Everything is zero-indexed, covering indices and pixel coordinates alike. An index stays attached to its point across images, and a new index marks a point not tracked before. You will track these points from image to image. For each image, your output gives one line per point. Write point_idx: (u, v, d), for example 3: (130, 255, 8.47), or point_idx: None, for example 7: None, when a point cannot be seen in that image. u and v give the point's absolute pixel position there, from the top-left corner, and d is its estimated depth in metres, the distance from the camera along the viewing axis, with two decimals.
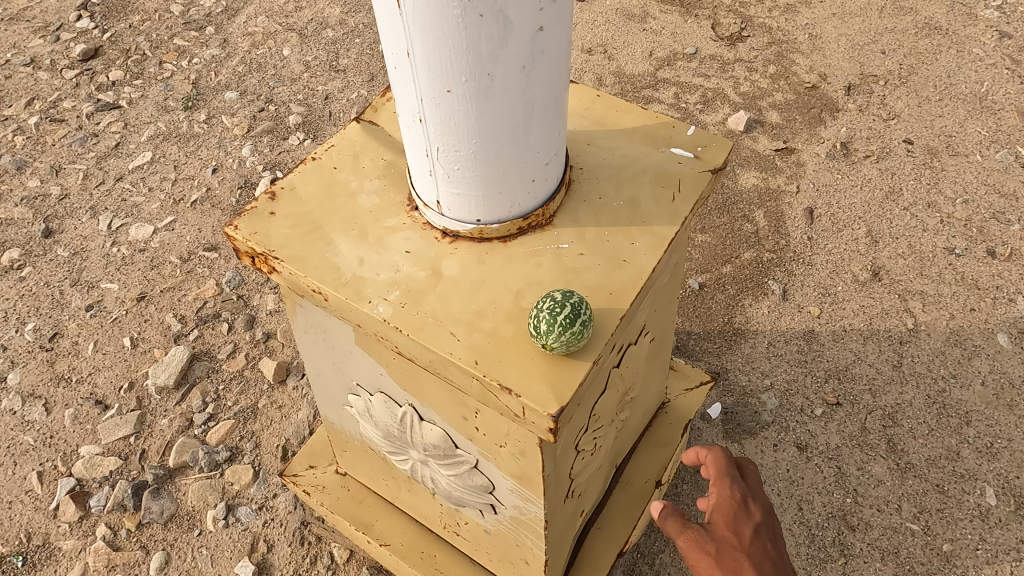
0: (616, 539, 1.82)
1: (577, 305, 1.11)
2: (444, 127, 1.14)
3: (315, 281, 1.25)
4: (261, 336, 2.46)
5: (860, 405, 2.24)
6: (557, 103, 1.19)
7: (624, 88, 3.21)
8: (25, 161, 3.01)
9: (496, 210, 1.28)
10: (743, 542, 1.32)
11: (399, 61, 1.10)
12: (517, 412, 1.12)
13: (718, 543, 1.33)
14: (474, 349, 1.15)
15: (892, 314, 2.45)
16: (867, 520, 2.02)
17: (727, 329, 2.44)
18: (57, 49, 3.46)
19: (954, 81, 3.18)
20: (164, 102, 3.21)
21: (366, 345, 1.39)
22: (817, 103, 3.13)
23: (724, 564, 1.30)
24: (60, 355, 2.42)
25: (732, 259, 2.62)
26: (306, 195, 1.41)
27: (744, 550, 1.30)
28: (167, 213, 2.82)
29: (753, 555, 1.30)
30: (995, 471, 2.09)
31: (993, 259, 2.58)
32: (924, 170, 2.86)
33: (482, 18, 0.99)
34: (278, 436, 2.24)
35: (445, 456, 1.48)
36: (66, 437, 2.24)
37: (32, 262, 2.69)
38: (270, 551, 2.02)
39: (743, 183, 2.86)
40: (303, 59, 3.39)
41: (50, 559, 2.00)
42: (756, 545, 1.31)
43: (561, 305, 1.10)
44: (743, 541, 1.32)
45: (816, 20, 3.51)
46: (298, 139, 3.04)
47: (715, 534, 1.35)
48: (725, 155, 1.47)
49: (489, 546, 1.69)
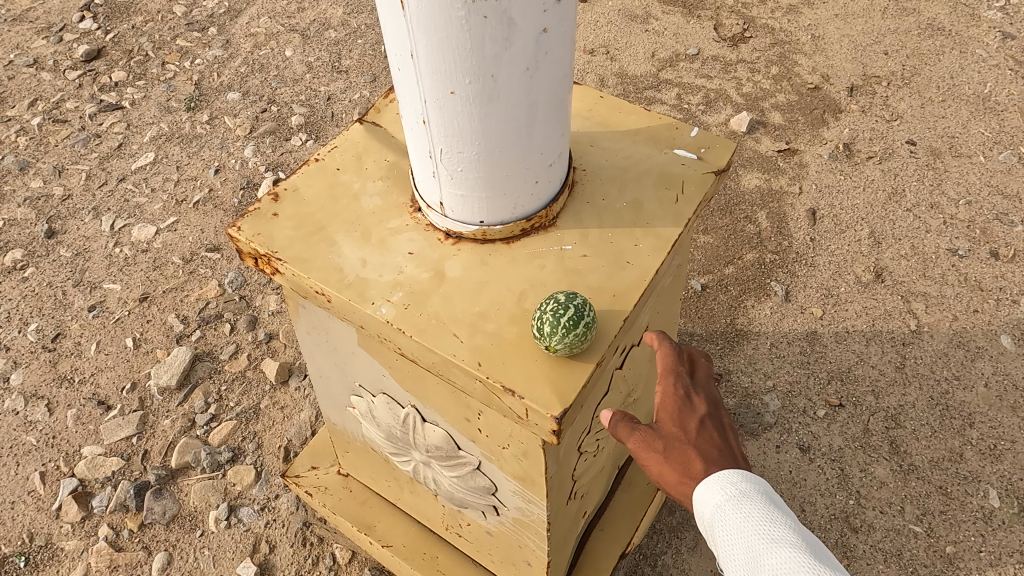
0: (618, 541, 1.82)
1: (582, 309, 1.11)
2: (448, 128, 1.14)
3: (318, 282, 1.25)
4: (263, 337, 2.46)
5: (862, 406, 2.24)
6: (560, 104, 1.19)
7: (626, 88, 3.20)
8: (28, 162, 3.01)
9: (499, 212, 1.27)
10: (695, 437, 1.19)
11: (403, 63, 1.10)
12: (520, 414, 1.12)
13: (670, 442, 1.19)
14: (477, 351, 1.15)
15: (895, 315, 2.45)
16: (870, 522, 2.01)
17: (729, 331, 2.44)
18: (60, 49, 3.47)
19: (957, 82, 3.18)
20: (167, 103, 3.21)
21: (368, 347, 1.40)
22: (820, 104, 3.12)
23: (676, 463, 1.17)
24: (62, 355, 2.43)
25: (734, 260, 2.62)
26: (309, 196, 1.41)
27: (696, 444, 1.18)
28: (170, 213, 2.82)
29: (707, 450, 1.18)
30: (998, 473, 2.09)
31: (996, 260, 2.58)
32: (926, 171, 2.86)
33: (486, 20, 0.99)
34: (280, 437, 2.24)
35: (447, 457, 1.48)
36: (69, 437, 2.24)
37: (35, 262, 2.69)
38: (272, 552, 2.02)
39: (746, 184, 2.85)
40: (305, 60, 3.39)
41: (52, 560, 2.01)
42: (706, 440, 1.19)
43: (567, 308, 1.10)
44: (695, 438, 1.19)
45: (819, 20, 3.51)
46: (300, 140, 3.04)
47: (665, 430, 1.20)
48: (729, 156, 1.47)
49: (491, 548, 1.69)
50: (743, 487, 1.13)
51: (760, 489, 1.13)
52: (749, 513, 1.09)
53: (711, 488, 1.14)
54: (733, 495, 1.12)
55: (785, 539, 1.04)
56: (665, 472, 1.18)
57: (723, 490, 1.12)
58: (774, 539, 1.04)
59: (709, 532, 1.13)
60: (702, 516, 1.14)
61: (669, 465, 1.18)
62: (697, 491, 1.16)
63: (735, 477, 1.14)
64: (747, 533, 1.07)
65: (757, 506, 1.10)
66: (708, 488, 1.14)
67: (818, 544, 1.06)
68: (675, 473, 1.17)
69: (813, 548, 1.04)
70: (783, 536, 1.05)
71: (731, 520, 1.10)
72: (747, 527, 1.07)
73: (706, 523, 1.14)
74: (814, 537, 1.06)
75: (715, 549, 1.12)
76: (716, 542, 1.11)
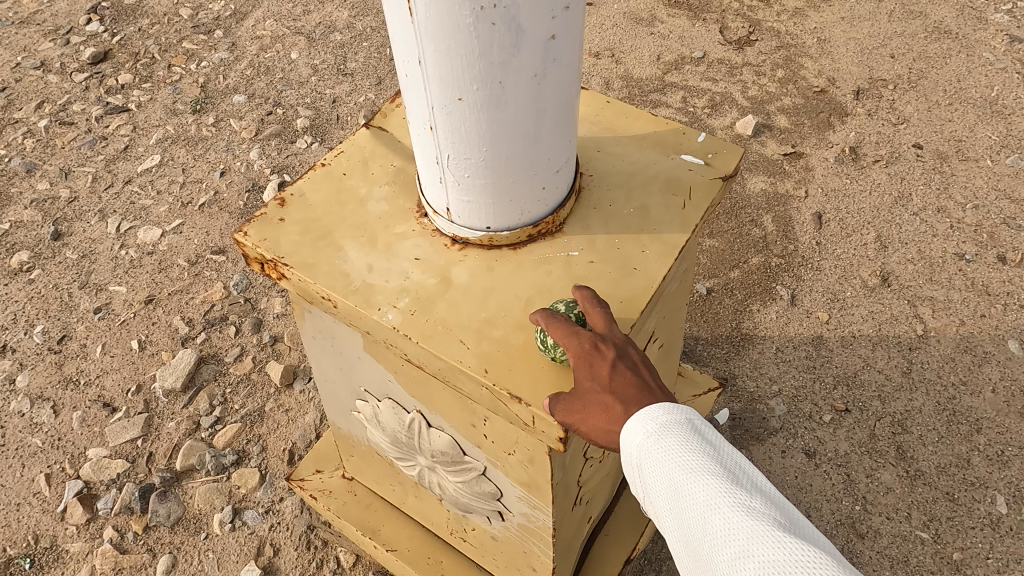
0: (623, 546, 1.81)
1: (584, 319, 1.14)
2: (455, 135, 1.14)
3: (324, 288, 1.25)
4: (268, 339, 2.46)
5: (869, 411, 2.23)
6: (567, 110, 1.18)
7: (632, 91, 3.20)
8: (35, 164, 3.02)
9: (506, 218, 1.27)
10: (613, 387, 1.02)
11: (410, 69, 1.10)
12: (527, 421, 1.12)
13: (590, 401, 1.03)
14: (483, 357, 1.15)
15: (902, 320, 2.44)
16: (876, 528, 2.00)
17: (734, 335, 2.43)
18: (67, 52, 3.47)
19: (964, 85, 3.16)
20: (173, 105, 3.22)
21: (374, 352, 1.39)
22: (826, 107, 3.11)
23: (601, 423, 1.01)
24: (68, 357, 2.43)
25: (740, 264, 2.61)
26: (316, 202, 1.41)
27: (616, 394, 1.02)
28: (175, 216, 2.83)
29: (630, 396, 1.01)
30: (1006, 479, 2.07)
31: (1004, 264, 2.56)
32: (934, 174, 2.84)
33: (494, 27, 0.99)
34: (284, 440, 2.24)
35: (452, 462, 1.48)
36: (74, 439, 2.24)
37: (42, 264, 2.70)
38: (276, 555, 2.02)
39: (752, 187, 2.84)
40: (311, 62, 3.40)
41: (57, 562, 2.01)
42: (625, 384, 1.02)
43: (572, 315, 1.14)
44: (614, 387, 1.02)
45: (825, 23, 3.50)
46: (305, 142, 3.04)
47: (581, 390, 1.04)
48: (736, 162, 1.47)
49: (496, 553, 1.69)
50: (665, 422, 0.98)
51: (683, 415, 0.99)
52: (670, 446, 0.95)
53: (633, 429, 0.99)
54: (655, 433, 0.97)
55: (702, 466, 0.92)
56: (596, 436, 1.03)
57: (644, 434, 0.98)
58: (693, 469, 0.92)
59: (634, 472, 1.00)
60: (630, 463, 1.00)
61: (598, 427, 1.02)
62: (622, 435, 1.00)
63: (655, 414, 0.99)
64: (667, 466, 0.94)
65: (679, 434, 0.96)
66: (633, 439, 0.98)
67: (741, 464, 0.94)
68: (608, 434, 1.01)
69: (734, 471, 0.92)
70: (702, 463, 0.92)
71: (651, 455, 0.96)
72: (667, 461, 0.94)
73: (630, 464, 1.00)
74: (736, 458, 0.94)
75: (641, 489, 0.99)
76: (640, 481, 0.98)
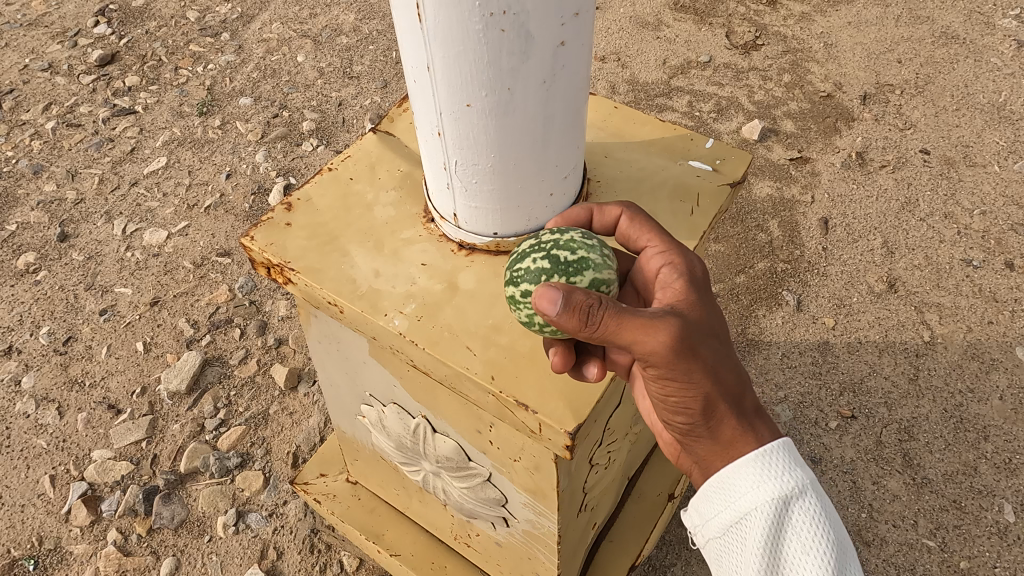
0: (627, 552, 1.80)
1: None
2: (463, 140, 1.13)
3: (331, 292, 1.25)
4: (273, 342, 2.46)
5: (875, 418, 2.22)
6: (576, 116, 1.18)
7: (638, 95, 3.19)
8: (42, 165, 3.03)
9: (514, 224, 1.27)
10: (724, 352, 1.12)
11: (419, 75, 1.09)
12: (534, 428, 1.11)
13: (711, 362, 1.09)
14: (490, 364, 1.15)
15: (908, 326, 2.43)
16: (883, 536, 1.99)
17: (740, 340, 2.41)
18: (75, 54, 3.49)
19: (971, 90, 3.15)
20: (179, 108, 3.23)
21: (380, 357, 1.39)
22: (833, 112, 3.10)
23: (717, 402, 1.12)
24: (74, 359, 2.43)
25: (746, 270, 2.60)
26: (322, 207, 1.40)
27: (728, 371, 1.12)
28: (181, 218, 2.83)
29: (737, 375, 1.14)
30: (1014, 487, 2.06)
31: (1012, 270, 2.55)
32: (941, 180, 2.83)
33: (504, 33, 0.98)
34: (288, 443, 2.24)
35: (457, 468, 1.47)
36: (79, 440, 2.25)
37: (48, 265, 2.71)
38: (280, 558, 2.02)
39: (758, 193, 2.84)
40: (317, 65, 3.40)
41: (61, 563, 2.01)
42: (733, 359, 1.14)
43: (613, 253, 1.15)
44: (725, 353, 1.12)
45: (832, 28, 3.49)
46: (311, 145, 3.05)
47: (700, 336, 1.07)
48: (744, 168, 1.46)
49: (499, 558, 1.68)
50: (798, 482, 1.10)
51: (809, 477, 1.13)
52: (814, 526, 1.08)
53: (767, 471, 1.11)
54: (792, 492, 1.09)
55: (830, 561, 1.07)
56: (693, 411, 1.14)
57: (782, 480, 1.10)
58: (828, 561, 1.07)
59: (752, 517, 1.10)
60: (739, 486, 1.12)
61: (710, 397, 1.11)
62: (752, 462, 1.13)
63: (788, 461, 1.12)
64: (806, 545, 1.07)
65: (815, 511, 1.08)
66: (760, 468, 1.12)
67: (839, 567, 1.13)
68: (716, 413, 1.13)
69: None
70: (830, 556, 1.07)
71: (785, 523, 1.08)
72: (802, 541, 1.07)
73: (752, 509, 1.10)
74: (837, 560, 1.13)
75: (733, 524, 1.12)
76: (744, 522, 1.11)
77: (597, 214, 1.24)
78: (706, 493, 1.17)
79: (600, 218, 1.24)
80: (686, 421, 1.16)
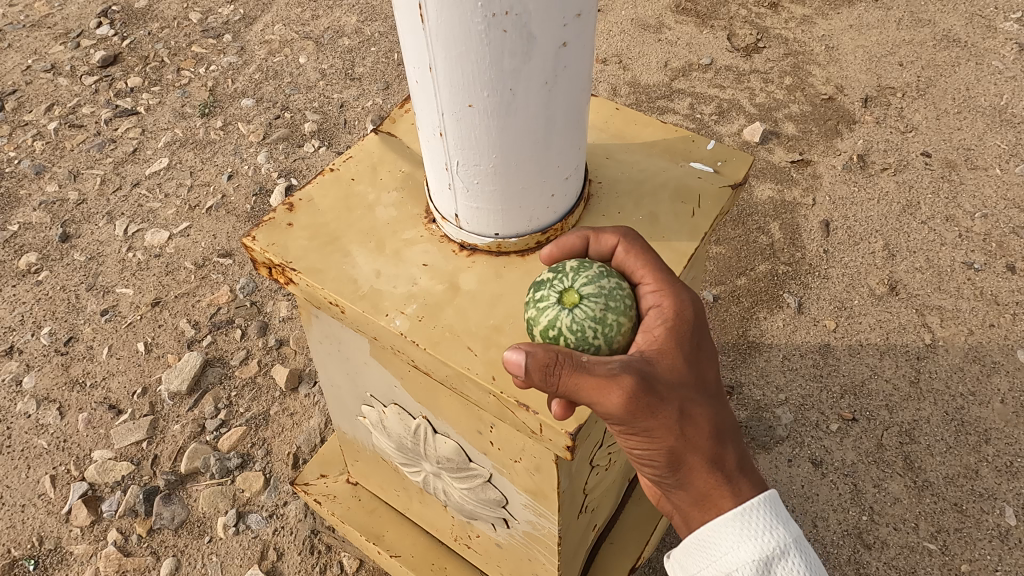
0: (628, 554, 1.80)
1: (612, 287, 1.12)
2: (465, 141, 1.13)
3: (333, 292, 1.25)
4: (274, 342, 2.46)
5: (876, 420, 2.22)
6: (577, 117, 1.18)
7: (639, 98, 3.20)
8: (44, 166, 3.04)
9: (515, 225, 1.27)
10: (694, 406, 1.10)
11: (421, 75, 1.10)
12: (535, 429, 1.11)
13: (675, 419, 1.08)
14: (491, 364, 1.15)
15: (910, 329, 2.42)
16: (884, 538, 1.99)
17: (741, 343, 2.41)
18: (78, 55, 3.50)
19: (973, 93, 3.16)
20: (181, 109, 3.24)
21: (381, 358, 1.39)
22: (834, 115, 3.11)
23: (688, 457, 1.12)
24: (75, 359, 2.44)
25: (747, 272, 2.60)
26: (324, 207, 1.41)
27: (699, 426, 1.11)
28: (183, 219, 2.84)
29: (710, 427, 1.12)
30: (1016, 490, 2.06)
31: (1013, 274, 2.55)
32: (942, 183, 2.83)
33: (506, 34, 0.99)
34: (289, 444, 2.24)
35: (458, 469, 1.47)
36: (80, 441, 2.25)
37: (49, 266, 2.71)
38: (279, 559, 2.01)
39: (759, 195, 2.84)
40: (319, 67, 3.41)
41: (61, 564, 2.01)
42: (707, 411, 1.12)
43: (567, 278, 1.12)
44: (696, 407, 1.10)
45: (833, 31, 3.49)
46: (313, 146, 3.05)
47: (665, 395, 1.05)
48: (746, 170, 1.46)
49: (500, 559, 1.68)
50: (780, 541, 1.10)
51: (792, 533, 1.12)
52: None
53: (750, 529, 1.11)
54: (774, 553, 1.08)
55: None
56: (665, 463, 1.14)
57: (763, 540, 1.10)
58: None
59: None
60: (721, 546, 1.12)
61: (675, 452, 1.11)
62: (732, 520, 1.12)
63: (770, 518, 1.12)
64: None
65: (796, 570, 1.08)
66: (741, 528, 1.12)
67: None
68: (685, 466, 1.13)
69: None
70: None
71: None
72: None
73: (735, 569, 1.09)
74: None
75: None
76: None
77: (592, 241, 1.20)
78: (685, 546, 1.18)
79: (597, 246, 1.19)
80: (658, 470, 1.17)
